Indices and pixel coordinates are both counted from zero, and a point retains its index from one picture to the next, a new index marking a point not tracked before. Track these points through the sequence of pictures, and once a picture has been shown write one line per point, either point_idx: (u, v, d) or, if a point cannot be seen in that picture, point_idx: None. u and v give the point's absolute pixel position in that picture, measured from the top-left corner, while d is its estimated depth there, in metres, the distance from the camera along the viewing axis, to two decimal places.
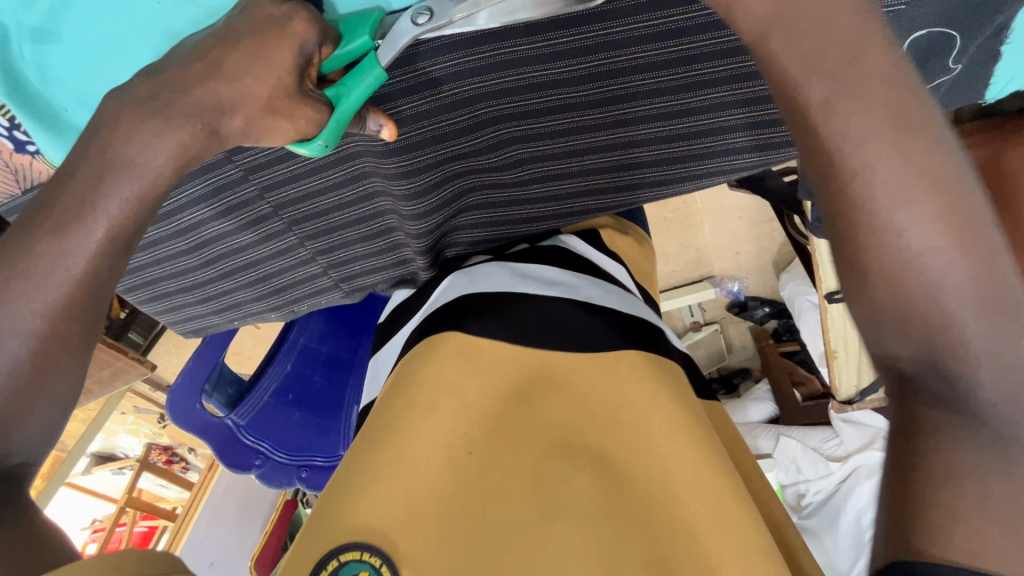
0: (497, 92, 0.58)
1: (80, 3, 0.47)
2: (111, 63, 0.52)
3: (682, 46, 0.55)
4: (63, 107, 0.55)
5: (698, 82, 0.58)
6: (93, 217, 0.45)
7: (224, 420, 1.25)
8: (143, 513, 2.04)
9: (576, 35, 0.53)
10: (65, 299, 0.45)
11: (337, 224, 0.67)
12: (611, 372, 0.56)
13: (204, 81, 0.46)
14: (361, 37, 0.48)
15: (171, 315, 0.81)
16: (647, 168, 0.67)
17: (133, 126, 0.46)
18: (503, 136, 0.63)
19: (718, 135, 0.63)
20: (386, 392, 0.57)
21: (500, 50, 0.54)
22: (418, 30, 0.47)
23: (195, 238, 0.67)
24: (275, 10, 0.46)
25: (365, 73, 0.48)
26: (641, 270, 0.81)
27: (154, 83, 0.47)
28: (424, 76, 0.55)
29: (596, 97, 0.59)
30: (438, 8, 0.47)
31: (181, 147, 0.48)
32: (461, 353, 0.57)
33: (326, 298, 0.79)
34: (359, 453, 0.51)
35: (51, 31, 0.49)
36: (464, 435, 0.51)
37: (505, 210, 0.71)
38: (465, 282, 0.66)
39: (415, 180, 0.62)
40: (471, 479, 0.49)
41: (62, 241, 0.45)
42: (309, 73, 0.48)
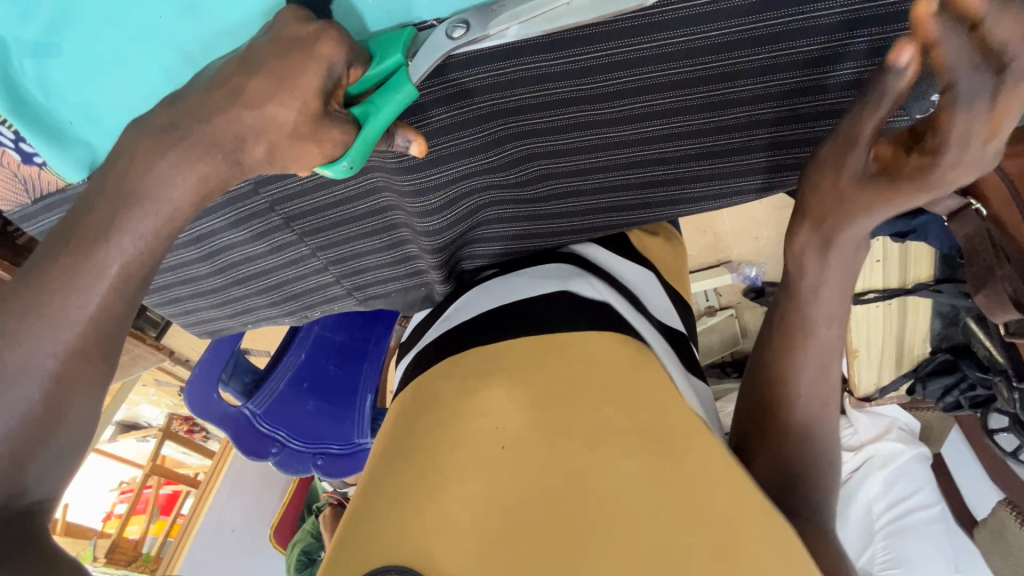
0: (518, 109, 0.57)
1: (81, 15, 0.44)
2: (124, 85, 0.50)
3: (716, 63, 0.53)
4: (70, 122, 0.53)
5: (728, 100, 0.57)
6: (109, 250, 0.41)
7: (241, 411, 1.27)
8: (166, 480, 2.12)
9: (609, 51, 0.51)
10: (79, 342, 0.40)
11: (349, 236, 0.65)
12: (637, 375, 0.56)
13: (226, 110, 0.43)
14: (393, 57, 0.47)
15: (186, 316, 0.81)
16: (666, 185, 0.66)
17: (151, 157, 0.43)
18: (521, 153, 0.62)
19: (743, 155, 0.62)
20: (411, 414, 0.58)
21: (528, 65, 0.52)
22: (453, 43, 0.47)
23: (207, 247, 0.66)
24: (302, 29, 0.43)
25: (395, 90, 0.47)
26: (668, 269, 0.81)
27: (176, 112, 0.44)
28: (456, 88, 0.53)
29: (622, 114, 0.58)
30: (475, 23, 0.47)
31: (202, 179, 0.44)
32: (483, 354, 0.60)
33: (335, 307, 0.78)
34: (397, 471, 0.53)
35: (52, 44, 0.46)
36: (498, 432, 0.53)
37: (520, 225, 0.69)
38: (490, 291, 0.67)
39: (428, 198, 0.60)
40: (512, 478, 0.50)
41: (73, 279, 0.40)
42: (337, 94, 0.46)
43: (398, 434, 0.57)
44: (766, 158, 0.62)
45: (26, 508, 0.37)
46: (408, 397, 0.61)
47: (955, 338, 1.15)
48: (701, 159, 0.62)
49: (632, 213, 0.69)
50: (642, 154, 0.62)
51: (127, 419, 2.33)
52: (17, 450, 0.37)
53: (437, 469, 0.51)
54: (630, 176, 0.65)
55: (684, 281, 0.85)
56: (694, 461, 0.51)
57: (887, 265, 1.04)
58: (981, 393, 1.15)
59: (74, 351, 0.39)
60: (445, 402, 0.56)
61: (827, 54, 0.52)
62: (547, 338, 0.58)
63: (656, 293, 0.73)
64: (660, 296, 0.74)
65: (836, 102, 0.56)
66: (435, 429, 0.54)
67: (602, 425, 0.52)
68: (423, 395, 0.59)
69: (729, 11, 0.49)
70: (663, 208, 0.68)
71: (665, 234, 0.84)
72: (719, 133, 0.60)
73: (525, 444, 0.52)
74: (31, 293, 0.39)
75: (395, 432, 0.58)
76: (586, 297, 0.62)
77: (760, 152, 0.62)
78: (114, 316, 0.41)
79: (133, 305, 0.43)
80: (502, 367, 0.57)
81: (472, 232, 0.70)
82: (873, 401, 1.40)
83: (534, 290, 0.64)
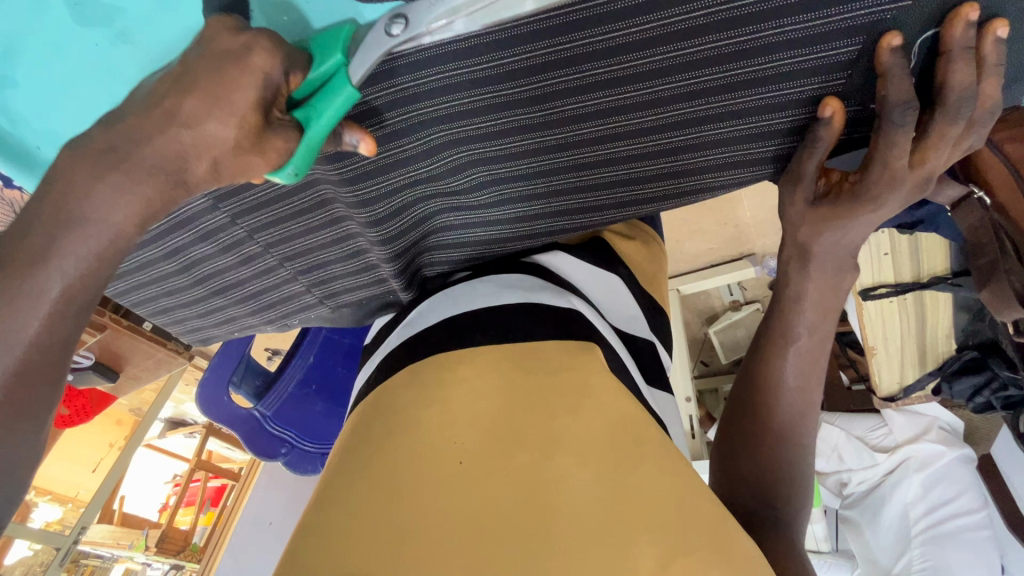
0: (443, 117, 0.53)
1: (28, 47, 0.46)
2: (80, 111, 0.52)
3: (665, 55, 0.45)
4: (36, 146, 0.56)
5: (684, 94, 0.48)
6: (48, 277, 0.41)
7: (251, 412, 1.29)
8: (213, 474, 2.44)
9: (542, 49, 0.47)
10: (20, 368, 0.40)
11: (311, 247, 0.66)
12: (599, 387, 0.54)
13: (162, 131, 0.42)
14: (331, 56, 0.45)
15: (176, 326, 0.85)
16: (625, 188, 0.59)
17: (89, 181, 0.42)
18: (460, 160, 0.59)
19: (708, 150, 0.53)
20: (363, 422, 0.55)
21: (459, 69, 0.49)
22: (392, 40, 0.43)
23: (183, 260, 0.68)
24: (233, 41, 0.42)
25: (335, 93, 0.46)
26: (644, 275, 0.81)
27: (112, 133, 0.43)
28: (405, 91, 0.50)
29: (555, 116, 0.52)
30: (414, 16, 0.43)
31: (148, 202, 0.44)
32: (444, 365, 0.55)
33: (311, 314, 0.80)
34: (340, 484, 0.49)
35: (5, 76, 0.48)
36: (457, 443, 0.48)
37: (473, 232, 0.66)
38: (453, 296, 0.65)
39: (373, 208, 0.60)
40: (469, 490, 0.46)
41: (12, 305, 0.39)
42: (278, 104, 0.45)
43: (354, 445, 0.53)
44: (733, 154, 0.52)
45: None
46: (366, 407, 0.57)
47: (982, 334, 1.07)
48: (658, 158, 0.54)
49: (592, 216, 0.63)
50: (593, 156, 0.56)
51: (174, 416, 2.59)
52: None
53: (389, 479, 0.47)
54: (581, 178, 0.59)
55: (662, 289, 0.85)
56: (647, 472, 0.49)
57: (898, 258, 0.97)
58: (1014, 393, 1.12)
59: (13, 378, 0.39)
60: (402, 412, 0.52)
61: (775, 42, 0.43)
62: (516, 346, 0.55)
63: (623, 298, 0.72)
64: (627, 301, 0.73)
65: (810, 91, 0.46)
66: (386, 440, 0.51)
67: (558, 436, 0.49)
68: (382, 404, 0.55)
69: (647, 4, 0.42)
70: (627, 210, 0.61)
71: (643, 239, 0.85)
72: (673, 129, 0.52)
73: (484, 452, 0.48)
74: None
75: (347, 441, 0.55)
76: (547, 304, 0.60)
77: (725, 147, 0.52)
78: (58, 340, 0.41)
79: (77, 329, 0.43)
80: (463, 374, 0.53)
81: (429, 240, 0.68)
82: (896, 401, 1.31)
83: (498, 297, 0.62)
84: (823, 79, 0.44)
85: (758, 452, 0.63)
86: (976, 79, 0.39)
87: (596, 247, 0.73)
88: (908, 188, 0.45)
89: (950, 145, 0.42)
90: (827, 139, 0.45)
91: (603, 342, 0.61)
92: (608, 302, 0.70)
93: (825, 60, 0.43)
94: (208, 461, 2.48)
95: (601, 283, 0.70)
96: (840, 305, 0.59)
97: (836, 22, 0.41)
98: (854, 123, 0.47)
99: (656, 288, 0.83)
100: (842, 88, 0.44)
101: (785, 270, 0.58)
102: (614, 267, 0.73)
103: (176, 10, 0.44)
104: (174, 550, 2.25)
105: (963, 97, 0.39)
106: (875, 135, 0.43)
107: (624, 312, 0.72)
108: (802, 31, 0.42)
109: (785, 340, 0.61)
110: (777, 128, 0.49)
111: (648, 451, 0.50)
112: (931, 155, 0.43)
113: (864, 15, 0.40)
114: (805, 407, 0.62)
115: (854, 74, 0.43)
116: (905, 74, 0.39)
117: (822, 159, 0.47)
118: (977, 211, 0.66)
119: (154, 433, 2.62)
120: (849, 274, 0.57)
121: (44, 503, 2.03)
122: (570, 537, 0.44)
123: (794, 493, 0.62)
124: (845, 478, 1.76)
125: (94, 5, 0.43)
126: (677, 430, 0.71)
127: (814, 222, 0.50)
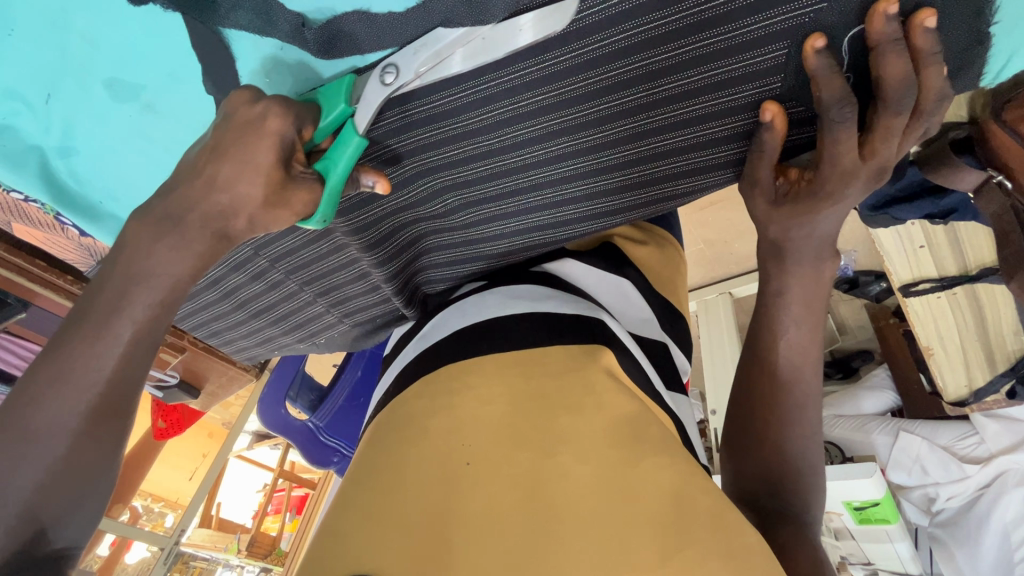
0: (413, 151, 0.58)
1: (82, 124, 0.57)
2: (128, 171, 0.63)
3: (627, 68, 0.46)
4: (100, 202, 0.68)
5: (650, 103, 0.48)
6: (120, 320, 0.45)
7: (306, 423, 1.38)
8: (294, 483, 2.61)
9: (513, 73, 0.49)
10: (99, 399, 0.44)
11: (325, 271, 0.74)
12: (595, 383, 0.52)
13: (206, 195, 0.47)
14: (337, 107, 0.49)
15: (229, 345, 0.97)
16: (599, 201, 0.60)
17: (149, 243, 0.47)
18: (434, 188, 0.63)
19: (670, 159, 0.53)
20: (376, 427, 0.56)
21: (443, 99, 0.52)
22: (386, 90, 0.46)
23: (222, 288, 0.79)
24: (239, 97, 0.48)
25: (345, 142, 0.49)
26: (659, 278, 0.79)
27: (169, 203, 0.48)
28: (407, 118, 0.54)
29: (510, 143, 0.55)
30: (403, 63, 0.46)
31: (200, 257, 0.48)
32: (454, 378, 0.54)
33: (336, 332, 0.89)
34: (357, 485, 0.49)
35: (69, 148, 0.59)
36: (464, 445, 0.48)
37: (459, 252, 0.70)
38: (465, 309, 0.64)
39: (364, 234, 0.66)
40: (463, 493, 0.45)
41: (92, 347, 0.44)
42: (297, 156, 0.49)
43: (371, 448, 0.53)
44: (690, 162, 0.53)
45: (50, 554, 0.42)
46: (383, 414, 0.57)
47: None
48: (615, 171, 0.56)
49: (565, 232, 0.65)
50: (555, 175, 0.58)
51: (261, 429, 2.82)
52: (39, 498, 0.41)
53: (402, 483, 0.47)
54: (547, 196, 0.61)
55: (680, 292, 0.83)
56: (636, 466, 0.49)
57: (936, 250, 0.89)
58: None
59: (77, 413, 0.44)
60: (414, 418, 0.52)
61: (699, 56, 0.44)
62: (527, 350, 0.55)
63: (634, 301, 0.70)
64: (638, 303, 0.71)
65: (749, 97, 0.46)
66: (399, 445, 0.50)
67: (561, 432, 0.48)
68: (398, 412, 0.54)
69: (575, 33, 0.45)
70: (598, 223, 0.62)
71: (657, 243, 0.83)
72: (622, 144, 0.53)
73: (488, 451, 0.47)
74: (52, 362, 0.43)
75: (363, 445, 0.55)
76: (557, 313, 0.58)
77: (682, 156, 0.53)
78: (129, 376, 0.45)
79: (144, 369, 0.47)
80: (471, 381, 0.53)
81: (420, 260, 0.73)
82: (968, 405, 1.20)
83: (506, 308, 0.60)
84: (758, 84, 0.45)
85: (761, 448, 0.65)
86: (914, 71, 0.38)
87: (606, 252, 0.72)
88: (866, 179, 0.45)
89: (899, 136, 0.42)
90: (772, 142, 0.45)
91: (615, 346, 0.58)
92: (618, 308, 0.69)
93: (750, 67, 0.44)
94: (290, 471, 2.67)
95: (612, 289, 0.69)
96: (825, 295, 0.60)
97: (753, 32, 0.42)
98: (799, 126, 0.47)
99: (674, 291, 0.81)
100: (781, 90, 0.45)
101: (765, 269, 0.60)
102: (624, 269, 0.72)
103: (188, 84, 0.53)
104: (263, 553, 2.50)
105: (901, 87, 0.39)
106: (821, 135, 0.43)
107: (634, 316, 0.70)
108: (721, 45, 0.43)
109: (774, 334, 0.62)
110: (721, 135, 0.50)
111: (648, 449, 0.48)
112: (881, 147, 0.42)
113: (787, 19, 0.40)
114: (802, 401, 0.63)
115: (787, 76, 0.44)
116: (833, 73, 0.39)
117: (775, 162, 0.47)
118: (998, 195, 0.62)
119: (244, 444, 2.85)
120: (829, 263, 0.57)
121: (161, 508, 2.38)
122: (569, 532, 0.42)
123: (798, 488, 0.63)
124: (931, 492, 1.61)
125: (126, 88, 0.53)
126: (697, 438, 0.70)
127: (795, 218, 0.49)
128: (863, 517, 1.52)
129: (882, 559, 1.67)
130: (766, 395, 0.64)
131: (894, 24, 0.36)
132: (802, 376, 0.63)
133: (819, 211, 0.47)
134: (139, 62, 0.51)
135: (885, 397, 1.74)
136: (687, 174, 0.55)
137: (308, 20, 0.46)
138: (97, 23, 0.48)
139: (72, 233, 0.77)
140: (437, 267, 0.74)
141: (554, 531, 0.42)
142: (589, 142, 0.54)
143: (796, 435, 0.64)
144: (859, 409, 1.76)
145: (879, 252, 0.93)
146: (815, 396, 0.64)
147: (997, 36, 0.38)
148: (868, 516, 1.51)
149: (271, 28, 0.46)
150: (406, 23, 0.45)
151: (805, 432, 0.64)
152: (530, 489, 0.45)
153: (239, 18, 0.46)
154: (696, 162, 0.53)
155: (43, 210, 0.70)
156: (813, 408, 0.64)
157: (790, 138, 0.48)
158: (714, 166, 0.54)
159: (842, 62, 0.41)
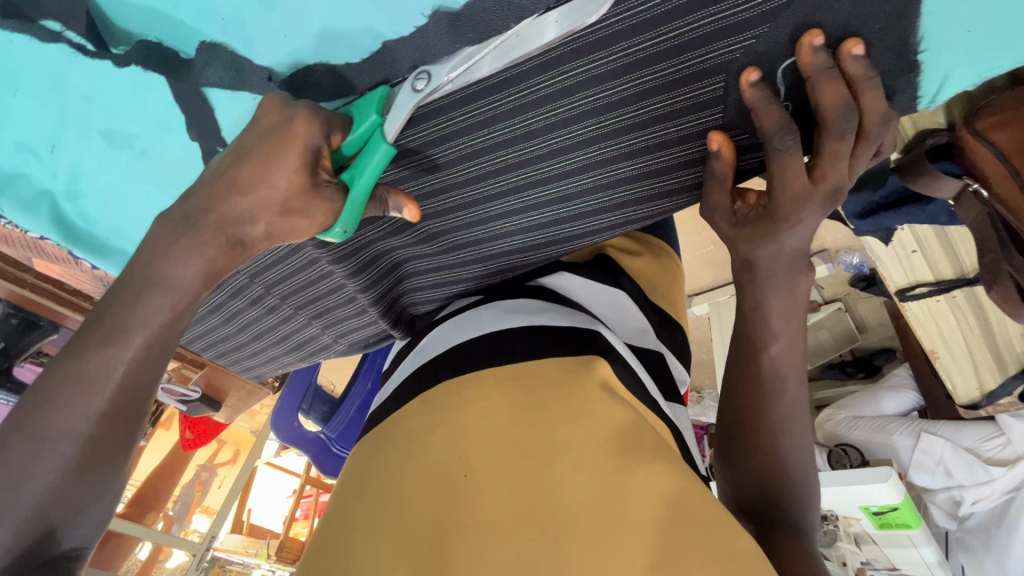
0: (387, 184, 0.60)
1: (84, 171, 0.61)
2: (130, 209, 0.68)
3: (573, 105, 0.48)
4: (108, 239, 0.73)
5: (621, 128, 0.49)
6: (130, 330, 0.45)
7: (318, 434, 1.41)
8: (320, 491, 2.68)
9: (496, 101, 0.49)
10: None
11: (317, 295, 0.77)
12: (583, 395, 0.53)
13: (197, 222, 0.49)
14: (368, 118, 0.47)
15: (237, 364, 1.03)
16: (569, 224, 0.62)
17: None
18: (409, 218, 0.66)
19: (632, 183, 0.55)
20: (369, 445, 0.58)
21: (432, 127, 0.53)
22: (417, 96, 0.44)
23: (224, 313, 0.84)
24: None
25: (373, 150, 0.47)
26: (655, 286, 0.80)
27: (194, 207, 0.47)
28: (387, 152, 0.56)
29: (476, 175, 0.58)
30: (437, 70, 0.44)
31: None
32: (451, 397, 0.56)
33: (334, 350, 0.93)
34: (355, 497, 0.52)
35: (74, 192, 0.64)
36: (462, 458, 0.49)
37: (440, 274, 0.73)
38: (461, 325, 0.66)
39: (347, 264, 0.69)
40: (458, 505, 0.47)
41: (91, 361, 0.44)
42: (324, 163, 0.47)
43: (368, 463, 0.55)
44: (648, 187, 0.55)
45: None
46: (377, 432, 0.59)
47: None
48: (579, 197, 0.58)
49: (539, 253, 0.67)
50: (523, 202, 0.60)
51: None
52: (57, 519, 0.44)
53: (398, 495, 0.49)
54: (520, 221, 0.63)
55: (678, 302, 0.84)
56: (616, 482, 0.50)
57: (930, 254, 0.88)
58: None
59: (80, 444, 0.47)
60: (412, 434, 0.54)
61: (639, 92, 0.46)
62: (525, 363, 0.56)
63: (631, 311, 0.71)
64: (633, 311, 0.71)
65: (695, 127, 0.48)
66: (397, 459, 0.53)
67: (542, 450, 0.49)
68: (395, 432, 0.56)
69: (520, 75, 0.47)
70: (569, 244, 0.65)
71: (653, 252, 0.84)
72: (582, 173, 0.55)
73: (484, 463, 0.49)
74: None
75: (357, 462, 0.58)
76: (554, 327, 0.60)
77: (638, 182, 0.55)
78: None
79: None
80: (465, 396, 0.55)
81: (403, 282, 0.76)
82: (982, 408, 1.17)
83: (502, 323, 0.62)
84: (701, 116, 0.47)
85: (753, 458, 0.66)
86: (850, 97, 0.39)
87: (599, 264, 0.74)
88: (821, 200, 0.46)
89: (847, 158, 0.43)
90: (722, 168, 0.47)
91: (610, 355, 0.60)
92: (614, 318, 0.70)
93: (690, 100, 0.46)
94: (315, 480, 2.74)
95: (608, 300, 0.70)
96: (803, 307, 0.60)
97: (689, 67, 0.43)
98: (750, 150, 0.49)
99: (671, 301, 0.81)
100: (723, 120, 0.47)
101: (741, 283, 0.60)
102: (619, 279, 0.73)
103: (173, 132, 0.57)
104: (291, 559, 2.63)
105: (841, 113, 0.40)
106: (768, 161, 0.44)
107: (632, 325, 0.71)
108: (660, 82, 0.45)
109: (755, 347, 0.63)
110: (670, 161, 0.52)
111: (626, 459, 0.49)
112: (831, 169, 0.43)
113: (718, 56, 0.42)
114: (786, 410, 0.64)
115: (727, 107, 0.45)
116: (770, 103, 0.41)
117: (729, 186, 0.49)
118: (976, 203, 0.62)
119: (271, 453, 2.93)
120: (803, 275, 0.57)
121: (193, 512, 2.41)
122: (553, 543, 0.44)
123: (786, 499, 0.64)
124: (958, 496, 1.56)
125: (119, 137, 0.57)
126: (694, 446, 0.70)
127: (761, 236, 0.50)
128: (884, 522, 1.48)
129: (907, 566, 1.62)
130: (752, 406, 0.65)
131: (822, 54, 0.38)
132: (784, 386, 0.63)
133: (781, 227, 0.48)
134: (130, 113, 0.55)
135: (906, 398, 1.68)
136: (647, 197, 0.56)
137: (274, 73, 0.49)
138: (90, 82, 0.52)
139: (86, 266, 0.83)
140: (421, 288, 0.78)
141: (539, 538, 0.44)
142: (551, 172, 0.56)
143: (784, 446, 0.64)
144: (879, 409, 1.71)
145: (872, 259, 0.93)
146: (800, 406, 0.64)
147: (927, 62, 0.39)
148: (890, 521, 1.47)
149: (241, 82, 0.50)
150: (364, 70, 0.48)
151: (791, 442, 0.64)
152: (511, 503, 0.46)
153: (211, 75, 0.49)
154: (655, 186, 0.55)
155: (57, 247, 0.76)
156: (797, 417, 0.64)
157: (742, 162, 0.50)
158: (669, 189, 0.56)
159: (780, 91, 0.43)
